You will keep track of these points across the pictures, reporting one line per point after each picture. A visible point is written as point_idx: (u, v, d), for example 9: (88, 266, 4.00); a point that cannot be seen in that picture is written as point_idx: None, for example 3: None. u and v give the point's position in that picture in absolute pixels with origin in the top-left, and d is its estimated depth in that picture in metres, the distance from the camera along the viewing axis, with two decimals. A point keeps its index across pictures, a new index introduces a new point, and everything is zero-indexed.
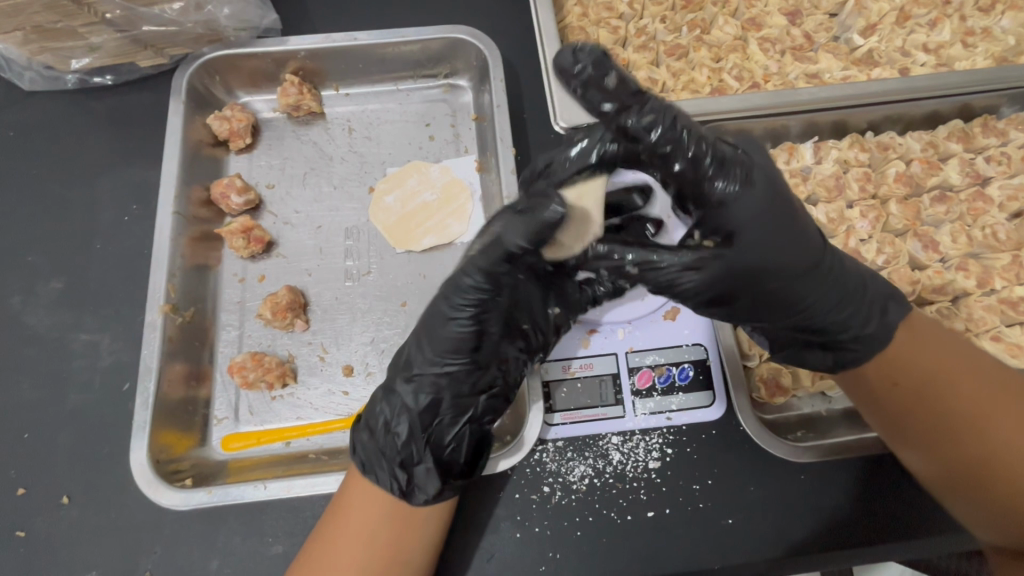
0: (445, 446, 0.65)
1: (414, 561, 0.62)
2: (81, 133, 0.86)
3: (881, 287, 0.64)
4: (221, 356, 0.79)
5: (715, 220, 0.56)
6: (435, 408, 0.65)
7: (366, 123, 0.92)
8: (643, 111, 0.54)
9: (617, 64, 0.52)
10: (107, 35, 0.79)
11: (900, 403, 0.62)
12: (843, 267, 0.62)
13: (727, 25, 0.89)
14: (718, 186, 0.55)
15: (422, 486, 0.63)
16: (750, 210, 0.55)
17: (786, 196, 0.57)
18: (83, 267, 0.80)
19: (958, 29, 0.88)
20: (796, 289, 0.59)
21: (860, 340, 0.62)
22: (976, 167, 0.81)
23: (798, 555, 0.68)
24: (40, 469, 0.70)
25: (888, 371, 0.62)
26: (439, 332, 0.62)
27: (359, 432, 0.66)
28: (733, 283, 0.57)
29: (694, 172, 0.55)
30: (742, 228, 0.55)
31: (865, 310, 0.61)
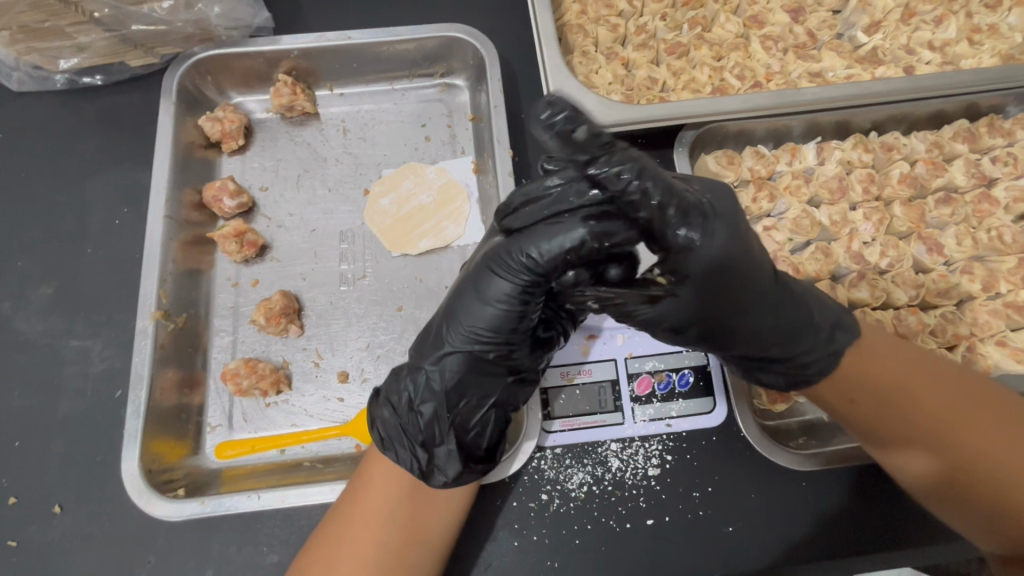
0: (469, 429, 0.62)
1: (434, 539, 0.62)
2: (70, 135, 0.85)
3: (828, 314, 0.62)
4: (214, 362, 0.78)
5: (671, 266, 0.54)
6: (460, 389, 0.62)
7: (361, 124, 0.90)
8: (613, 161, 0.50)
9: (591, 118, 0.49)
10: (95, 35, 0.78)
11: (867, 417, 0.61)
12: (795, 300, 0.60)
13: (729, 22, 0.88)
14: (681, 236, 0.52)
15: (443, 468, 0.62)
16: (711, 258, 0.53)
17: (747, 242, 0.56)
18: (74, 271, 0.79)
19: (964, 26, 0.86)
20: (756, 321, 0.59)
21: (806, 365, 0.61)
22: (981, 168, 0.80)
23: (801, 561, 0.67)
24: (32, 478, 0.69)
25: (845, 390, 0.62)
26: (476, 309, 0.60)
27: (380, 408, 0.64)
28: (688, 319, 0.57)
29: (658, 220, 0.51)
30: (703, 269, 0.53)
31: (813, 338, 0.60)
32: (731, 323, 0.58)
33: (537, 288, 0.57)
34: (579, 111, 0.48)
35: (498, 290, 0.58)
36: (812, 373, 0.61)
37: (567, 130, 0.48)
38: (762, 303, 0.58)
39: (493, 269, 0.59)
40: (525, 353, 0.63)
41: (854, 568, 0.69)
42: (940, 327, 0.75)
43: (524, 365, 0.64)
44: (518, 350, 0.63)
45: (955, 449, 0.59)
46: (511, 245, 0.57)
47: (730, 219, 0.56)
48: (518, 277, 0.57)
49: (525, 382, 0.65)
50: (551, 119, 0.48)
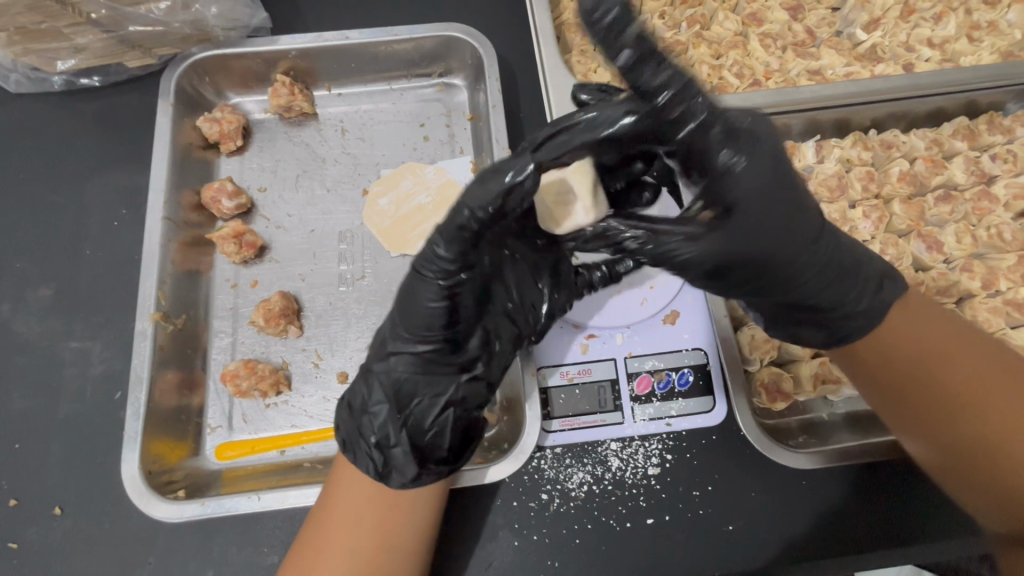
0: (426, 429, 0.63)
1: (415, 537, 0.62)
2: (68, 137, 0.85)
3: (877, 265, 0.62)
4: (213, 364, 0.78)
5: (717, 191, 0.52)
6: (411, 389, 0.63)
7: (359, 124, 0.90)
8: (659, 69, 0.46)
9: (638, 15, 0.44)
10: (93, 36, 0.78)
11: (895, 376, 0.62)
12: (839, 247, 0.58)
13: (728, 20, 0.87)
14: (723, 160, 0.50)
15: (399, 469, 0.61)
16: (753, 187, 0.51)
17: (790, 180, 0.54)
18: (73, 274, 0.78)
19: (963, 23, 0.86)
20: (796, 266, 0.56)
21: (853, 316, 0.60)
22: (981, 165, 0.80)
23: (799, 559, 0.67)
24: (32, 479, 0.69)
25: (879, 347, 0.62)
26: (415, 308, 0.59)
27: (340, 410, 0.65)
28: (722, 259, 0.54)
29: (702, 142, 0.50)
30: (745, 199, 0.52)
31: (860, 288, 0.60)
32: (771, 263, 0.56)
33: (462, 276, 0.56)
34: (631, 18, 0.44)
35: (431, 290, 0.57)
36: (852, 329, 0.61)
37: (614, 34, 0.44)
38: (801, 244, 0.55)
39: (421, 269, 0.56)
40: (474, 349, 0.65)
41: (854, 566, 0.69)
42: None
43: (476, 363, 0.65)
44: (468, 347, 0.65)
45: (968, 424, 0.59)
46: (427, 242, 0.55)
47: (773, 153, 0.52)
48: (440, 272, 0.55)
49: (483, 381, 0.66)
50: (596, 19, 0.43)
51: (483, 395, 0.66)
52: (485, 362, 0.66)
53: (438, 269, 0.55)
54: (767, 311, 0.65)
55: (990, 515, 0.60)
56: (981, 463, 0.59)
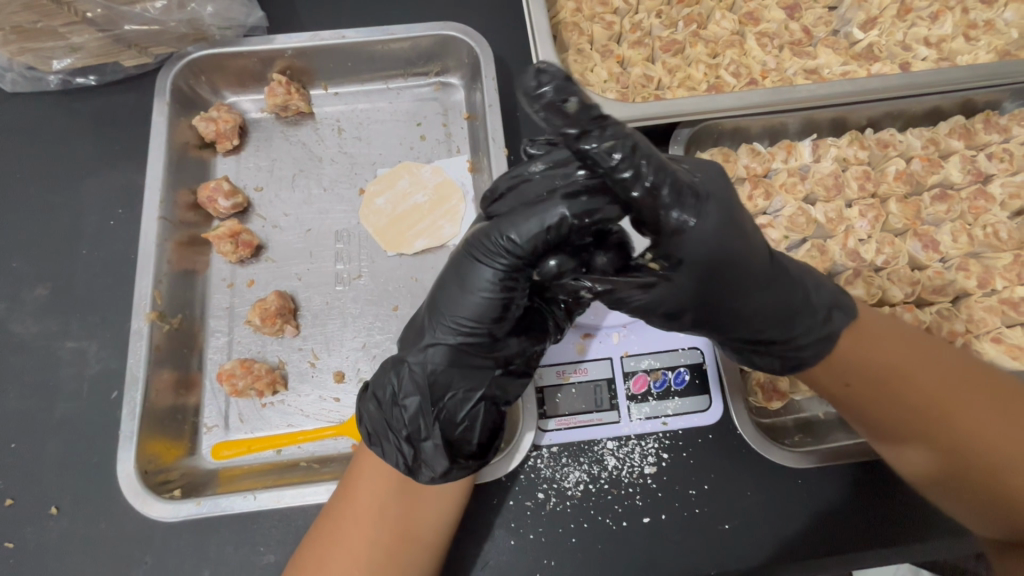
0: (456, 424, 0.61)
1: (429, 537, 0.63)
2: (64, 136, 0.85)
3: (825, 294, 0.62)
4: (210, 363, 0.78)
5: (667, 247, 0.54)
6: (446, 381, 0.61)
7: (356, 123, 0.90)
8: (604, 135, 0.49)
9: (581, 89, 0.47)
10: (89, 35, 0.78)
11: (864, 398, 0.61)
12: (788, 283, 0.60)
13: (724, 19, 0.87)
14: (675, 218, 0.53)
15: (430, 463, 0.60)
16: (704, 241, 0.54)
17: (740, 226, 0.56)
18: (69, 273, 0.78)
19: (960, 22, 0.86)
20: (753, 306, 0.59)
21: (802, 348, 0.61)
22: (977, 164, 0.80)
23: (796, 558, 0.67)
24: (28, 480, 0.69)
25: (841, 373, 0.62)
26: (463, 299, 0.59)
27: (367, 402, 0.63)
28: (681, 304, 0.57)
29: (651, 202, 0.51)
30: (694, 253, 0.54)
31: (808, 321, 0.60)
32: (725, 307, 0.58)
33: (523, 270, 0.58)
34: (571, 80, 0.47)
35: (485, 278, 0.58)
36: (808, 357, 0.61)
37: (558, 111, 0.47)
38: (753, 286, 0.58)
39: (480, 257, 0.58)
40: (513, 343, 0.63)
41: (850, 564, 0.69)
42: (936, 324, 0.75)
43: (514, 358, 0.63)
44: (506, 340, 0.62)
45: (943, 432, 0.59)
46: (489, 228, 0.58)
47: (723, 204, 0.55)
48: (501, 260, 0.57)
49: (515, 375, 0.64)
50: (539, 96, 0.47)
51: (517, 390, 0.65)
52: (522, 357, 0.64)
53: (497, 259, 0.57)
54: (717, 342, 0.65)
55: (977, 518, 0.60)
56: (961, 470, 0.59)
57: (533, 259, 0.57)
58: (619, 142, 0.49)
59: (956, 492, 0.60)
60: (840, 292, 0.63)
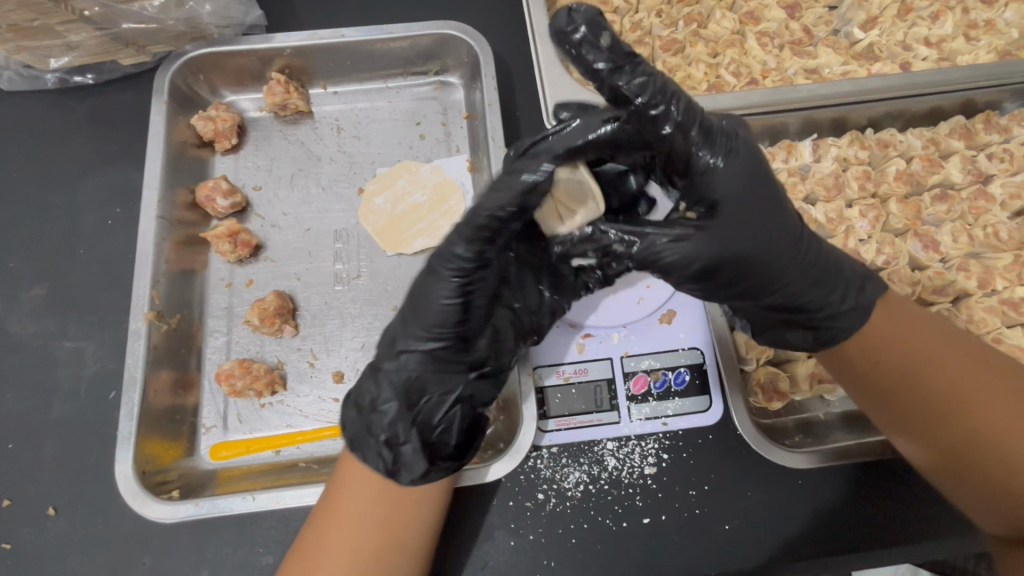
0: (433, 426, 0.62)
1: (419, 540, 0.62)
2: (62, 135, 0.84)
3: (857, 268, 0.64)
4: (208, 363, 0.78)
5: (700, 192, 0.58)
6: (419, 386, 0.61)
7: (355, 122, 0.90)
8: (635, 73, 0.53)
9: (611, 25, 0.51)
10: (86, 33, 0.77)
11: (884, 379, 0.61)
12: (818, 256, 0.61)
13: (724, 19, 0.87)
14: (705, 159, 0.56)
15: (408, 466, 0.60)
16: (730, 185, 0.57)
17: (770, 187, 0.59)
18: (67, 273, 0.78)
19: (960, 22, 0.86)
20: (783, 268, 0.59)
21: (836, 317, 0.62)
22: (977, 164, 0.80)
23: (795, 559, 0.67)
24: (25, 481, 0.68)
25: (867, 348, 0.62)
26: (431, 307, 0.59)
27: (347, 410, 0.64)
28: (713, 260, 0.57)
29: (681, 141, 0.56)
30: (725, 199, 0.57)
31: (840, 289, 0.62)
32: (754, 269, 0.59)
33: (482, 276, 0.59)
34: (600, 17, 0.51)
35: (452, 287, 0.58)
36: (840, 323, 0.62)
37: (589, 45, 0.51)
38: (782, 247, 0.59)
39: (437, 266, 0.59)
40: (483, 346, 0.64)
41: (850, 565, 0.69)
42: None
43: (484, 360, 0.64)
44: (477, 345, 0.63)
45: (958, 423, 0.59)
46: (450, 241, 0.58)
47: (752, 161, 0.58)
48: (467, 269, 0.58)
49: (488, 377, 0.65)
50: (569, 35, 0.50)
51: (492, 392, 0.66)
52: (494, 359, 0.65)
53: (455, 266, 0.58)
54: (750, 317, 0.67)
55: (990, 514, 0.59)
56: (976, 462, 0.58)
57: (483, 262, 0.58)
58: (653, 85, 0.54)
59: (967, 487, 0.60)
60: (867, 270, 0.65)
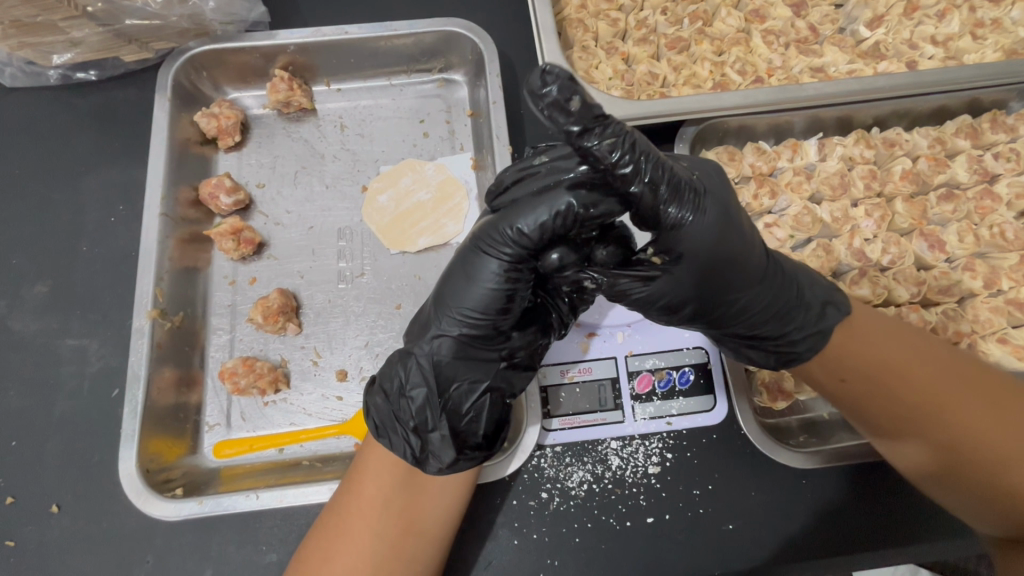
0: (461, 415, 0.61)
1: (435, 529, 0.62)
2: (65, 132, 0.84)
3: (819, 291, 0.63)
4: (212, 361, 0.77)
5: (667, 241, 0.54)
6: (450, 373, 0.61)
7: (358, 120, 0.89)
8: (605, 134, 0.49)
9: (584, 88, 0.47)
10: (89, 30, 0.77)
11: (859, 393, 0.61)
12: (786, 279, 0.61)
13: (730, 17, 0.87)
14: (671, 214, 0.53)
15: (436, 454, 0.60)
16: (704, 235, 0.54)
17: (738, 222, 0.57)
18: (70, 270, 0.78)
19: (967, 20, 0.86)
20: (755, 299, 0.59)
21: (799, 344, 0.61)
22: (984, 164, 0.80)
23: (800, 559, 0.67)
24: (29, 478, 0.68)
25: (835, 368, 0.61)
26: (468, 290, 0.59)
27: (373, 395, 0.63)
28: (681, 296, 0.57)
29: (650, 198, 0.52)
30: (695, 248, 0.55)
31: (802, 318, 0.61)
32: (725, 301, 0.58)
33: (526, 266, 0.58)
34: (572, 79, 0.47)
35: (490, 271, 0.58)
36: (803, 351, 0.61)
37: (560, 107, 0.47)
38: (753, 280, 0.58)
39: (485, 250, 0.58)
40: (518, 337, 0.63)
41: (853, 565, 0.69)
42: (941, 325, 0.75)
43: (519, 350, 0.63)
44: (509, 334, 0.62)
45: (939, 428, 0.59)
46: (497, 220, 0.57)
47: (720, 201, 0.56)
48: (504, 251, 0.57)
49: (520, 369, 0.64)
50: (544, 96, 0.47)
51: (523, 384, 0.65)
52: (526, 352, 0.64)
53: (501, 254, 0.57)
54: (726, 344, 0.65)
55: (979, 517, 0.59)
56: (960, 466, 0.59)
57: (536, 254, 0.57)
58: (619, 138, 0.49)
59: (957, 490, 0.60)
60: (834, 292, 0.63)
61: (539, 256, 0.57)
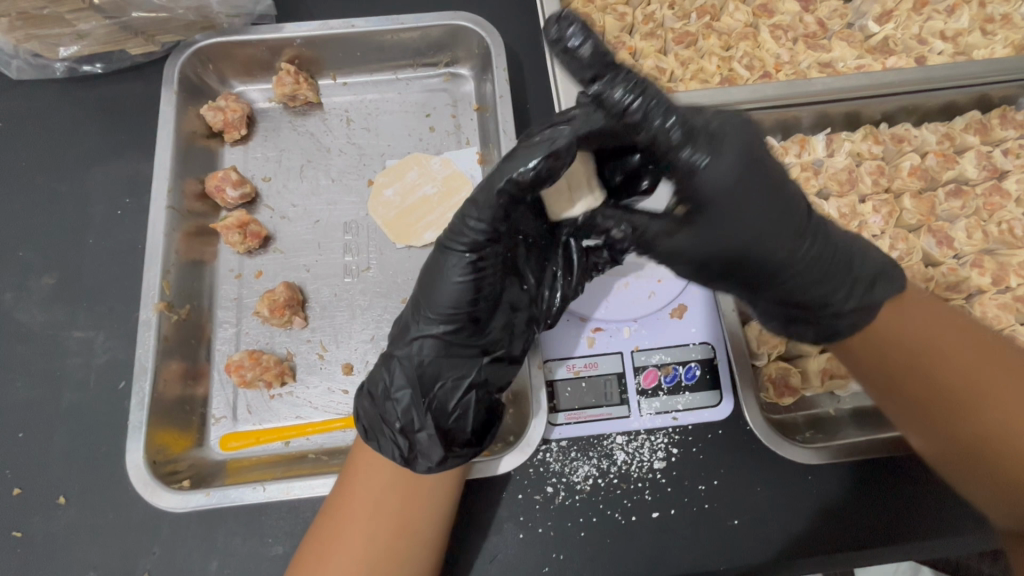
0: (448, 412, 0.63)
1: (426, 532, 0.61)
2: (71, 125, 0.84)
3: (869, 264, 0.61)
4: (217, 354, 0.78)
5: (687, 189, 0.51)
6: (433, 372, 0.63)
7: (364, 114, 0.89)
8: (618, 80, 0.50)
9: (599, 35, 0.50)
10: (95, 22, 0.77)
11: (894, 372, 0.61)
12: (831, 246, 0.59)
13: (738, 11, 0.86)
14: (686, 156, 0.50)
15: (425, 453, 0.62)
16: (725, 178, 0.50)
17: (764, 166, 0.53)
18: (78, 262, 0.78)
19: (977, 16, 0.85)
20: (790, 249, 0.56)
21: (840, 313, 0.60)
22: (993, 160, 0.80)
23: (802, 556, 0.67)
24: (36, 469, 0.68)
25: (878, 343, 0.61)
26: (443, 292, 0.61)
27: (362, 401, 0.65)
28: (712, 251, 0.54)
29: (663, 141, 0.50)
30: (717, 192, 0.50)
31: (845, 286, 0.60)
32: (759, 255, 0.56)
33: (494, 246, 0.60)
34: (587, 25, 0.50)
35: (456, 270, 0.61)
36: (843, 325, 0.61)
37: (574, 54, 0.51)
38: (789, 233, 0.56)
39: (448, 247, 0.61)
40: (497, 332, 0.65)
41: (860, 561, 0.69)
42: None
43: (498, 346, 0.66)
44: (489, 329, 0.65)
45: (973, 416, 0.58)
46: (456, 219, 0.59)
47: (746, 133, 0.52)
48: (465, 246, 0.60)
49: (504, 362, 0.66)
50: (559, 44, 0.51)
51: (506, 377, 0.67)
52: (507, 343, 0.66)
53: (467, 245, 0.59)
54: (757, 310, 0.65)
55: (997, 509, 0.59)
56: (983, 457, 0.58)
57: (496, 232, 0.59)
58: (634, 84, 0.50)
59: (980, 480, 0.59)
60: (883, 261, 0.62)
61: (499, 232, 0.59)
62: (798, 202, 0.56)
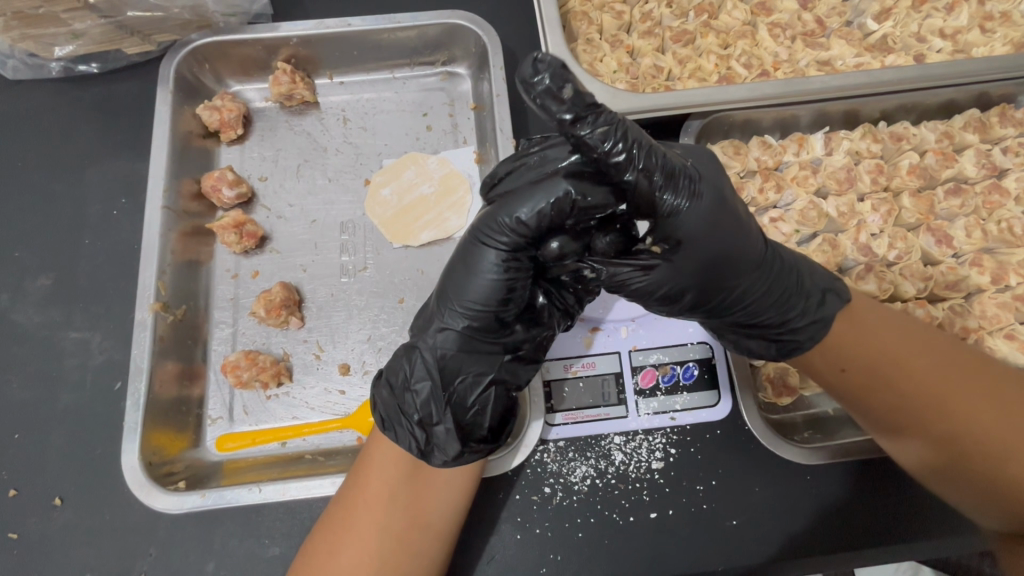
0: (467, 408, 0.61)
1: (439, 523, 0.62)
2: (66, 125, 0.84)
3: (818, 278, 0.63)
4: (213, 354, 0.77)
5: (664, 230, 0.55)
6: (455, 366, 0.61)
7: (361, 113, 0.89)
8: (597, 122, 0.50)
9: (576, 76, 0.48)
10: (91, 21, 0.76)
11: (854, 386, 0.61)
12: (785, 267, 0.60)
13: (736, 9, 0.86)
14: (668, 201, 0.54)
15: (442, 447, 0.60)
16: (700, 220, 0.55)
17: (733, 208, 0.57)
18: (74, 263, 0.78)
19: (976, 13, 0.85)
20: (758, 280, 0.59)
21: (796, 331, 0.61)
22: (992, 158, 0.79)
23: (800, 556, 0.67)
24: (32, 470, 0.68)
25: (835, 358, 0.61)
26: (472, 280, 0.59)
27: (380, 388, 0.63)
28: (686, 284, 0.57)
29: (646, 185, 0.53)
30: (691, 233, 0.55)
31: (802, 304, 0.60)
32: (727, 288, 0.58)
33: (529, 249, 0.58)
34: (563, 68, 0.48)
35: (489, 262, 0.58)
36: (804, 341, 0.61)
37: (550, 97, 0.48)
38: (755, 266, 0.58)
39: (485, 238, 0.58)
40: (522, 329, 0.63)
41: (859, 562, 0.68)
42: (948, 320, 0.75)
43: (522, 344, 0.63)
44: (514, 326, 0.62)
45: (941, 419, 0.58)
46: (495, 209, 0.57)
47: (714, 186, 0.56)
48: (504, 241, 0.57)
49: (526, 361, 0.64)
50: (535, 86, 0.48)
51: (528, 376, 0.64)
52: (530, 344, 0.63)
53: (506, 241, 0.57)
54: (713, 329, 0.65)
55: (980, 509, 0.59)
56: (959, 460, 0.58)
57: (537, 233, 0.56)
58: (613, 126, 0.50)
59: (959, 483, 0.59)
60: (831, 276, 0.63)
61: (538, 235, 0.57)
62: (759, 235, 0.60)
